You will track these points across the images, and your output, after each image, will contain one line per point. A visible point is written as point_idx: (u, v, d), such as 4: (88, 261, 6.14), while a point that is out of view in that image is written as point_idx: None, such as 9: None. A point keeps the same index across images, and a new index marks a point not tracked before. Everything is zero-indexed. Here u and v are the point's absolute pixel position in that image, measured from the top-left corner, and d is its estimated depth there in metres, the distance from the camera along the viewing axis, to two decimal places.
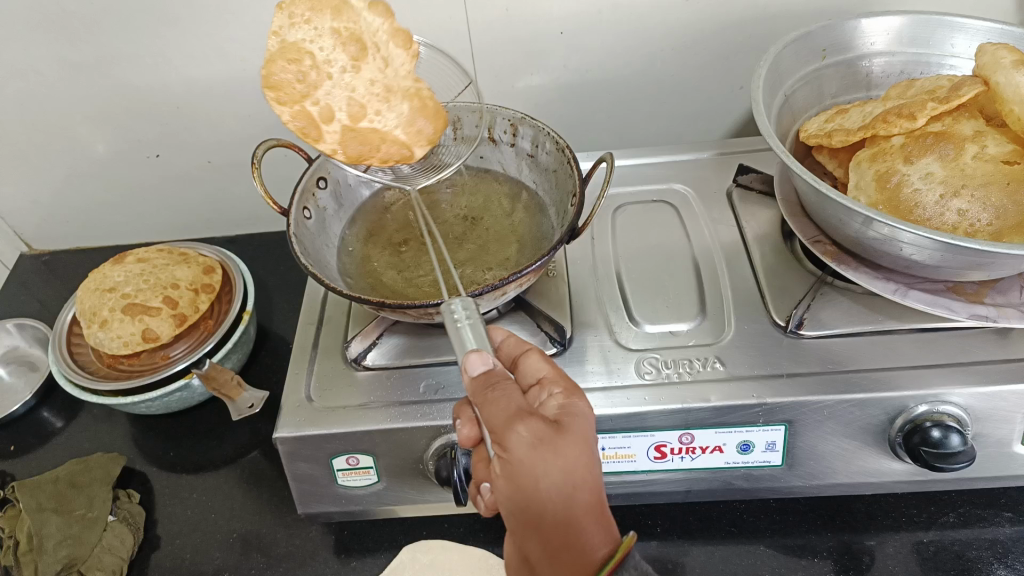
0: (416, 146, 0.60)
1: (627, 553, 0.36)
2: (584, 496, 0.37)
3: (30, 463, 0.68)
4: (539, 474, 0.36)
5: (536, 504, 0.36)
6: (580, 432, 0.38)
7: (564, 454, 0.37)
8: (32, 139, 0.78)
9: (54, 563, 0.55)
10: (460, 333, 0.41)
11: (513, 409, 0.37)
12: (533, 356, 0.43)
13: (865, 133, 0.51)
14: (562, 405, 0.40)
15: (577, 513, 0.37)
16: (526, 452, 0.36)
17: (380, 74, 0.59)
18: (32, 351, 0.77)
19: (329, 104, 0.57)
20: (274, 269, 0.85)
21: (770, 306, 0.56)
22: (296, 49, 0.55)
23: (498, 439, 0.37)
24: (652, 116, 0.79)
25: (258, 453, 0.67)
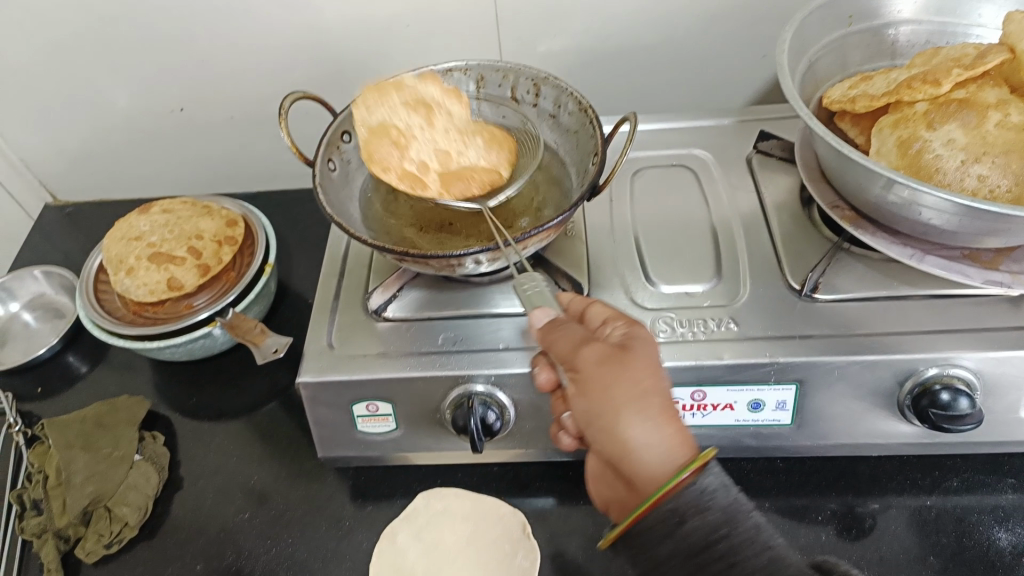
0: (502, 169, 0.58)
1: (705, 462, 0.39)
2: (654, 405, 0.40)
3: (58, 405, 0.70)
4: (608, 385, 0.40)
5: (612, 418, 0.40)
6: (646, 351, 0.42)
7: (631, 368, 0.40)
8: (59, 89, 0.79)
9: (82, 498, 0.58)
10: (529, 300, 0.48)
11: (578, 338, 0.42)
12: (595, 306, 0.46)
13: (889, 99, 0.51)
14: (625, 332, 0.43)
15: (653, 424, 0.40)
16: (594, 369, 0.40)
17: (452, 125, 0.59)
18: (59, 298, 0.79)
19: (421, 159, 0.57)
20: (293, 226, 0.86)
21: (785, 270, 0.57)
22: (381, 128, 0.57)
23: (569, 364, 0.42)
24: (674, 82, 0.79)
25: (277, 403, 0.69)
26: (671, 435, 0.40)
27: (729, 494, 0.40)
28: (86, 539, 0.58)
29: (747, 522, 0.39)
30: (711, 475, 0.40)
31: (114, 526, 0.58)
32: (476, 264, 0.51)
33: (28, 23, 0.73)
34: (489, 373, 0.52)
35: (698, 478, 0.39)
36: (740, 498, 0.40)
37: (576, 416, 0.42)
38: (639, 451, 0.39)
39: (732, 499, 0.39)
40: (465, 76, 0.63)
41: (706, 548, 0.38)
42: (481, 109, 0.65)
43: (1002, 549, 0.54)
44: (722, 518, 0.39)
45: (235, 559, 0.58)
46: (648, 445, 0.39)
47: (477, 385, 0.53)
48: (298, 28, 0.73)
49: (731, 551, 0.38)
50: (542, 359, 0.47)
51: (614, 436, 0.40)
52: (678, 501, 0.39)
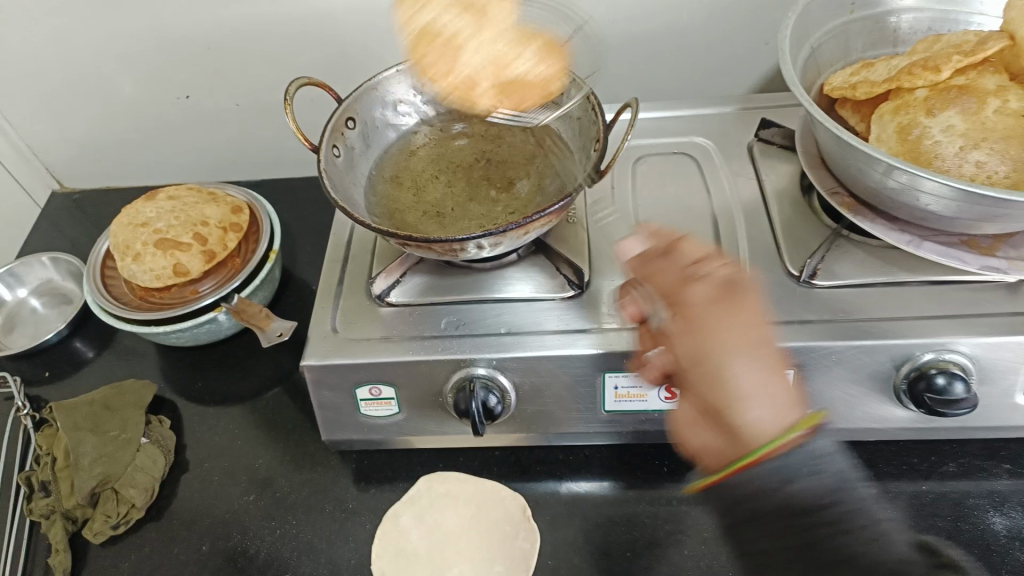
0: (555, 82, 0.56)
1: (810, 426, 0.41)
2: (762, 353, 0.42)
3: (66, 388, 0.71)
4: (718, 326, 0.42)
5: (721, 360, 0.42)
6: (751, 297, 0.44)
7: (741, 313, 0.43)
8: (67, 76, 0.80)
9: (90, 479, 0.58)
10: (575, 228, 0.62)
11: (684, 276, 0.45)
12: (694, 243, 0.47)
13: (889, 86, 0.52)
14: (729, 275, 0.45)
15: (760, 371, 0.42)
16: (706, 307, 0.43)
17: (504, 28, 0.55)
18: (66, 283, 0.80)
19: (471, 70, 0.54)
20: (298, 213, 0.87)
21: (784, 257, 0.57)
22: (429, 32, 0.54)
23: (679, 300, 0.44)
24: (677, 70, 0.79)
25: (281, 388, 0.69)
26: (780, 389, 0.42)
27: (838, 462, 0.42)
28: (94, 520, 0.59)
29: (857, 494, 0.42)
30: (818, 439, 0.42)
31: (122, 507, 0.59)
32: (479, 249, 0.51)
33: (36, 10, 0.73)
34: (490, 357, 0.53)
35: (806, 439, 0.41)
36: (847, 468, 0.42)
37: (677, 355, 0.44)
38: (749, 398, 0.41)
39: (842, 468, 0.42)
40: None
41: (814, 510, 0.41)
42: None
43: (997, 533, 0.54)
44: (833, 485, 0.41)
45: (240, 540, 0.59)
46: (758, 394, 0.41)
47: (479, 368, 0.54)
48: (303, 15, 0.74)
49: (840, 518, 0.41)
50: (631, 293, 0.49)
51: (726, 379, 0.41)
52: (787, 458, 0.40)
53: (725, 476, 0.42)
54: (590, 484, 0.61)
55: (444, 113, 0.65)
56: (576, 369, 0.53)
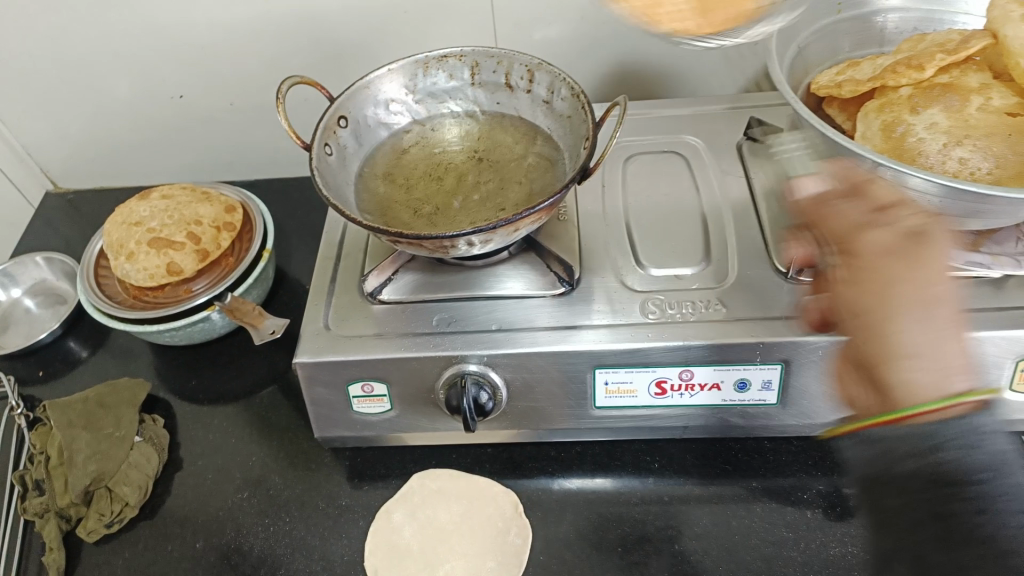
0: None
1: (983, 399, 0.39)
2: (940, 311, 0.40)
3: (60, 387, 0.71)
4: (889, 277, 0.41)
5: (886, 312, 0.41)
6: (942, 246, 0.41)
7: (920, 265, 0.41)
8: (62, 76, 0.80)
9: (83, 477, 0.59)
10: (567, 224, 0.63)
11: (860, 220, 0.43)
12: (881, 182, 0.45)
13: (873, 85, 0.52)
14: (918, 221, 0.42)
15: (937, 329, 0.40)
16: (878, 256, 0.41)
17: None
18: (60, 284, 0.80)
19: None
20: (291, 213, 0.87)
21: (772, 254, 0.58)
22: None
23: (848, 244, 0.43)
24: (668, 70, 0.80)
25: (275, 387, 0.70)
26: (958, 350, 0.40)
27: (1000, 444, 0.40)
28: (88, 518, 0.59)
29: (1011, 480, 0.39)
30: (986, 416, 0.40)
31: (115, 505, 0.60)
32: (469, 246, 0.52)
33: (31, 10, 0.74)
34: (482, 353, 0.54)
35: (976, 412, 0.40)
36: (1010, 453, 0.40)
37: (841, 300, 0.44)
38: (916, 356, 0.40)
39: (1002, 449, 0.40)
40: (461, 63, 0.63)
41: (964, 483, 0.39)
42: (476, 96, 0.65)
43: None
44: (987, 462, 0.39)
45: (235, 537, 0.59)
46: (928, 353, 0.40)
47: (471, 365, 0.54)
48: (296, 15, 0.74)
49: (985, 496, 0.39)
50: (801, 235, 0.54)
51: (891, 334, 0.41)
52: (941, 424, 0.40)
53: (866, 427, 0.43)
54: (583, 481, 0.61)
55: (436, 112, 0.66)
56: (566, 365, 0.54)
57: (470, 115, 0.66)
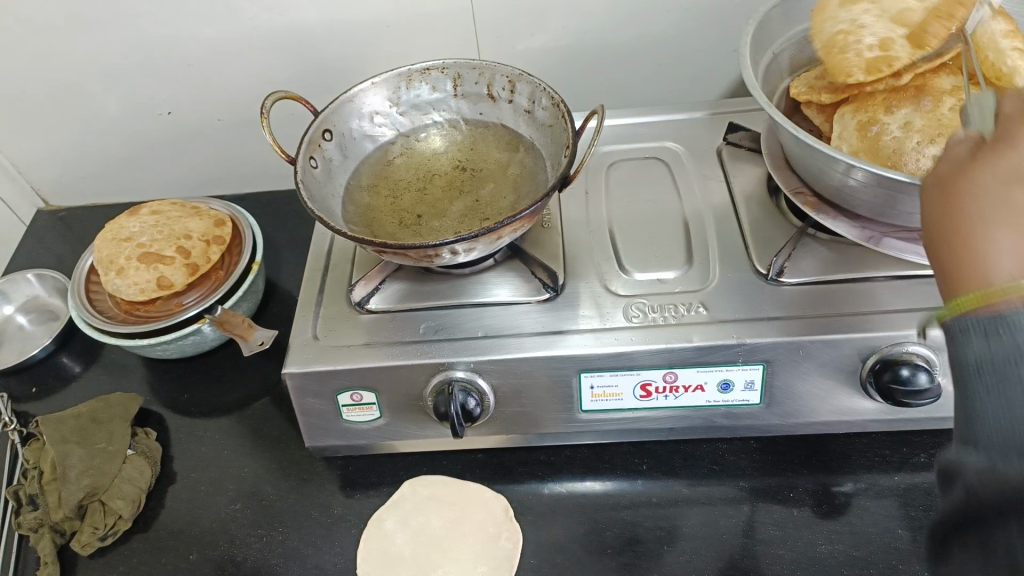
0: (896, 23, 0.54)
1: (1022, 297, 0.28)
2: (994, 212, 0.31)
3: (53, 403, 0.72)
4: (941, 193, 0.34)
5: (935, 232, 0.34)
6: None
7: (978, 169, 0.33)
8: (51, 95, 0.81)
9: (77, 491, 0.59)
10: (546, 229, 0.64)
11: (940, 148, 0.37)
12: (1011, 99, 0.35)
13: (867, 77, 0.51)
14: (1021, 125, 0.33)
15: (983, 229, 0.31)
16: (936, 174, 0.35)
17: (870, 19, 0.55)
18: (52, 301, 0.81)
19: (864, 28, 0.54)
20: (281, 225, 0.88)
21: (753, 256, 0.59)
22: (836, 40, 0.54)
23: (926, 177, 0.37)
24: (650, 78, 0.81)
25: (268, 398, 0.70)
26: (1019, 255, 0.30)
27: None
28: (81, 532, 0.59)
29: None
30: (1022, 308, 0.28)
31: (109, 519, 0.60)
32: (454, 255, 0.52)
33: (20, 31, 0.74)
34: (469, 360, 0.54)
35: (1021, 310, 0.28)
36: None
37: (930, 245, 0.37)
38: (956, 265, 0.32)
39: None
40: (443, 75, 0.65)
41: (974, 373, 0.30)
42: (459, 107, 0.67)
43: None
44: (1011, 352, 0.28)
45: (228, 548, 0.60)
46: (965, 259, 0.31)
47: (459, 371, 0.55)
48: (282, 31, 0.75)
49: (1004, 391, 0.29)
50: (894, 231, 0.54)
51: (936, 254, 0.33)
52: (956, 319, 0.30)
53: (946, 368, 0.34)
54: (573, 484, 0.62)
55: (420, 123, 0.67)
56: (552, 370, 0.55)
57: (455, 125, 0.67)
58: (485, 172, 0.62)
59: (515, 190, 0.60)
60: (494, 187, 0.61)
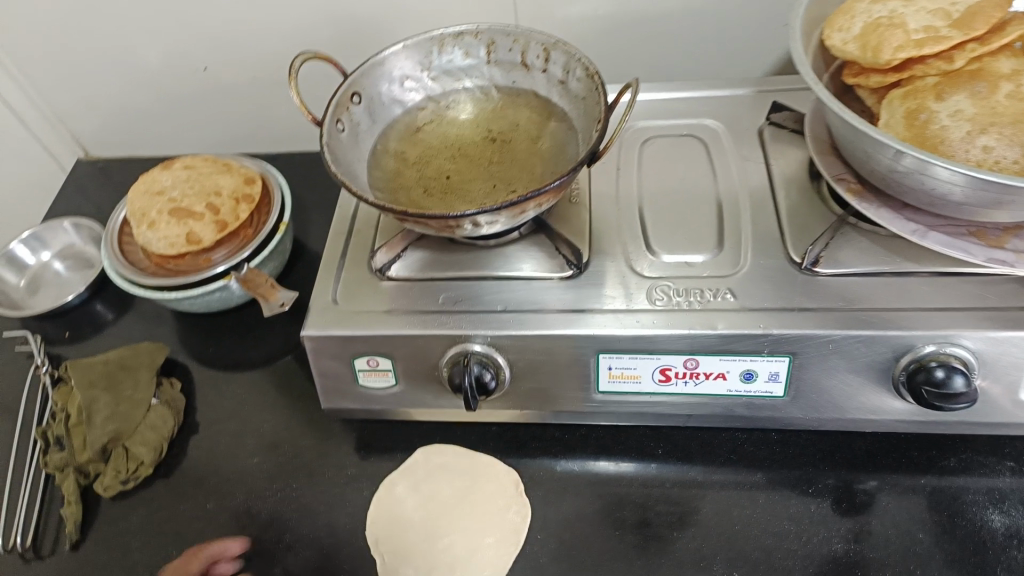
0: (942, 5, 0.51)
1: None
2: None
3: (84, 348, 0.73)
4: None
5: None
6: None
7: None
8: (92, 46, 0.82)
9: (101, 436, 0.61)
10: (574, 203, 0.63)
11: None
12: None
13: (912, 54, 0.48)
14: None
15: None
16: None
17: (908, 5, 0.52)
18: (87, 249, 0.82)
19: (905, 18, 0.50)
20: (311, 186, 0.88)
21: (788, 243, 0.57)
22: (876, 27, 0.50)
23: None
24: (692, 52, 0.78)
25: (291, 357, 0.71)
26: None
27: None
28: (105, 474, 0.61)
29: None
30: None
31: (131, 464, 0.61)
32: (475, 227, 0.51)
33: None
34: (487, 333, 0.54)
35: None
36: None
37: None
38: None
39: None
40: (476, 41, 0.63)
41: None
42: (492, 74, 0.65)
43: (994, 530, 0.54)
44: None
45: (244, 500, 0.61)
46: None
47: (476, 344, 0.54)
48: None
49: None
50: (944, 221, 0.52)
51: None
52: None
53: None
54: (586, 464, 0.61)
55: (450, 89, 0.65)
56: (569, 349, 0.54)
57: (486, 93, 0.65)
58: (516, 143, 0.61)
59: (545, 163, 0.58)
60: (523, 159, 0.59)
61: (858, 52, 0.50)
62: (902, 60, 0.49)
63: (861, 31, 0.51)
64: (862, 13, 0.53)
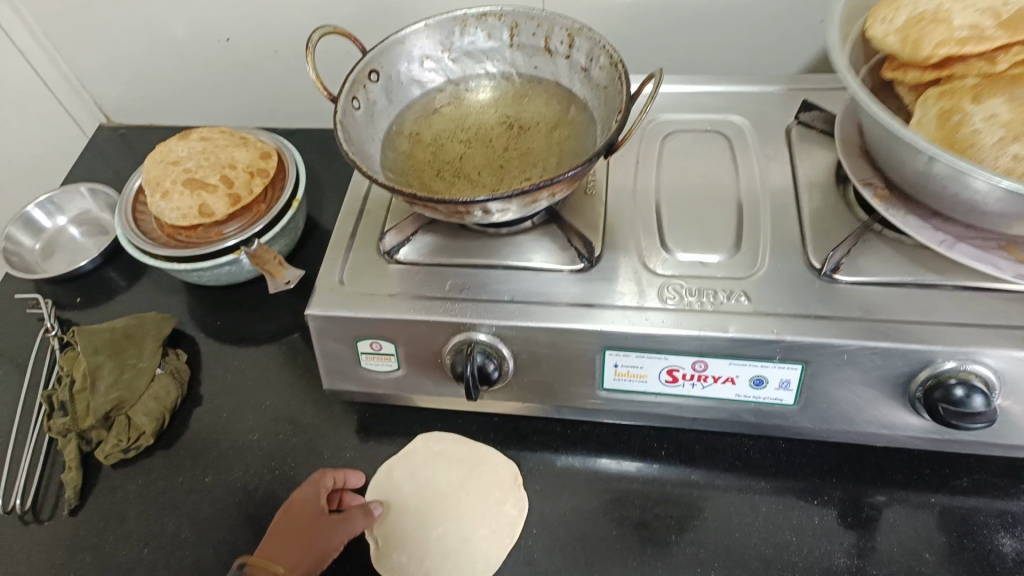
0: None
1: None
2: None
3: (94, 315, 0.74)
4: None
5: None
6: None
7: None
8: (117, 12, 0.82)
9: (105, 403, 0.61)
10: (590, 195, 0.62)
11: None
12: None
13: (953, 51, 0.46)
14: None
15: None
16: None
17: None
18: (103, 216, 0.83)
19: (954, 11, 0.47)
20: (327, 164, 0.87)
21: (808, 248, 0.55)
22: (919, 20, 0.48)
23: None
24: (723, 45, 0.76)
25: (298, 335, 0.71)
26: None
27: None
28: (106, 442, 0.61)
29: None
30: None
31: (132, 433, 0.61)
32: (486, 214, 0.50)
33: None
34: (492, 323, 0.53)
35: None
36: None
37: None
38: None
39: None
40: (500, 23, 0.61)
41: None
42: (514, 58, 0.63)
43: (1004, 555, 0.52)
44: None
45: (241, 476, 0.61)
46: None
47: (481, 334, 0.53)
48: None
49: None
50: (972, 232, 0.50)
51: None
52: None
53: None
54: (587, 461, 0.60)
55: (471, 72, 0.64)
56: (575, 344, 0.53)
57: (507, 78, 0.64)
58: (535, 131, 0.59)
59: (563, 153, 0.57)
60: (540, 148, 0.58)
61: (897, 45, 0.48)
62: (941, 57, 0.47)
63: (904, 23, 0.49)
64: (909, 3, 0.50)
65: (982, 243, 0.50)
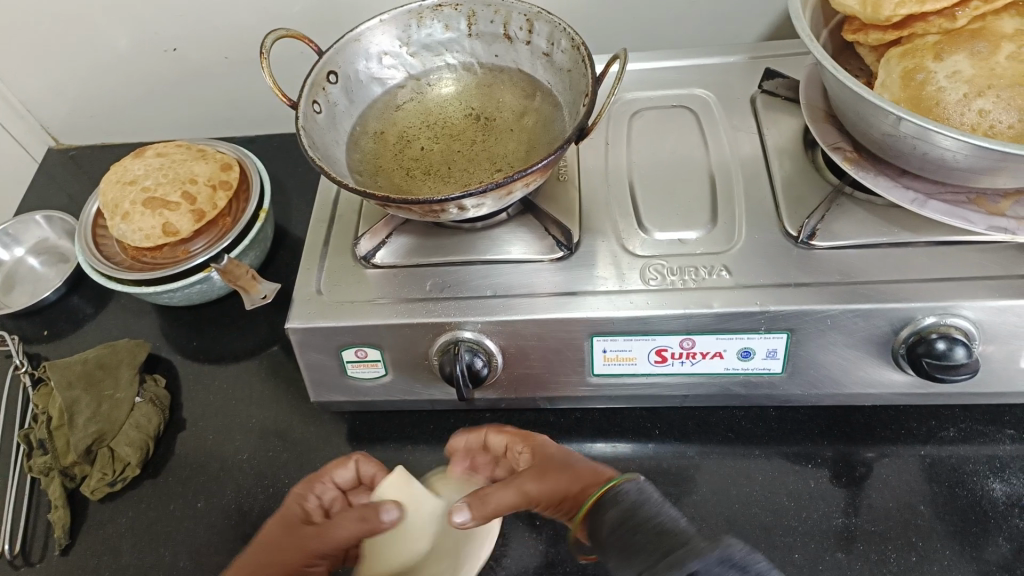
0: None
1: None
2: None
3: (64, 346, 0.71)
4: None
5: None
6: None
7: None
8: (55, 30, 0.78)
9: (84, 437, 0.59)
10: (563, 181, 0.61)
11: None
12: None
13: (914, 8, 0.46)
14: None
15: None
16: None
17: None
18: (61, 243, 0.80)
19: None
20: (291, 170, 0.85)
21: (783, 216, 0.55)
22: None
23: None
24: (680, 18, 0.75)
25: (278, 348, 0.69)
26: None
27: None
28: (91, 477, 0.59)
29: None
30: None
31: (117, 465, 0.60)
32: (460, 211, 0.49)
33: None
34: (476, 320, 0.52)
35: None
36: None
37: None
38: None
39: None
40: (456, 13, 0.60)
41: None
42: (474, 48, 0.62)
43: (995, 499, 0.53)
44: None
45: (235, 497, 0.60)
46: None
47: (465, 332, 0.53)
48: None
49: None
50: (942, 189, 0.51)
51: None
52: None
53: None
54: (582, 447, 0.60)
55: (431, 66, 0.63)
56: (561, 333, 0.52)
57: (468, 68, 0.63)
58: (502, 121, 0.59)
59: (532, 142, 0.56)
60: (509, 138, 0.57)
61: (858, 6, 0.48)
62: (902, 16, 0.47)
63: None
64: None
65: (953, 198, 0.50)
